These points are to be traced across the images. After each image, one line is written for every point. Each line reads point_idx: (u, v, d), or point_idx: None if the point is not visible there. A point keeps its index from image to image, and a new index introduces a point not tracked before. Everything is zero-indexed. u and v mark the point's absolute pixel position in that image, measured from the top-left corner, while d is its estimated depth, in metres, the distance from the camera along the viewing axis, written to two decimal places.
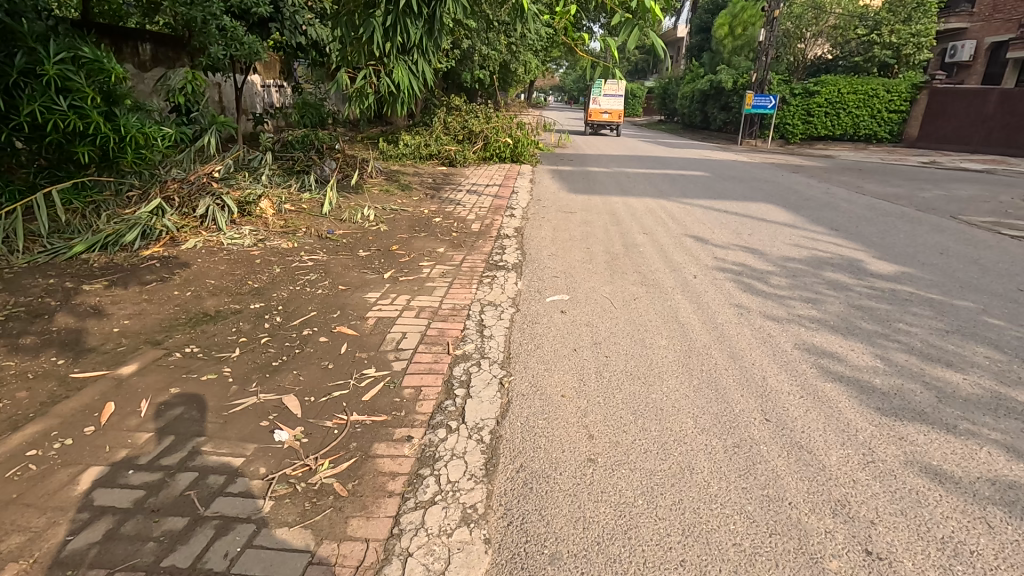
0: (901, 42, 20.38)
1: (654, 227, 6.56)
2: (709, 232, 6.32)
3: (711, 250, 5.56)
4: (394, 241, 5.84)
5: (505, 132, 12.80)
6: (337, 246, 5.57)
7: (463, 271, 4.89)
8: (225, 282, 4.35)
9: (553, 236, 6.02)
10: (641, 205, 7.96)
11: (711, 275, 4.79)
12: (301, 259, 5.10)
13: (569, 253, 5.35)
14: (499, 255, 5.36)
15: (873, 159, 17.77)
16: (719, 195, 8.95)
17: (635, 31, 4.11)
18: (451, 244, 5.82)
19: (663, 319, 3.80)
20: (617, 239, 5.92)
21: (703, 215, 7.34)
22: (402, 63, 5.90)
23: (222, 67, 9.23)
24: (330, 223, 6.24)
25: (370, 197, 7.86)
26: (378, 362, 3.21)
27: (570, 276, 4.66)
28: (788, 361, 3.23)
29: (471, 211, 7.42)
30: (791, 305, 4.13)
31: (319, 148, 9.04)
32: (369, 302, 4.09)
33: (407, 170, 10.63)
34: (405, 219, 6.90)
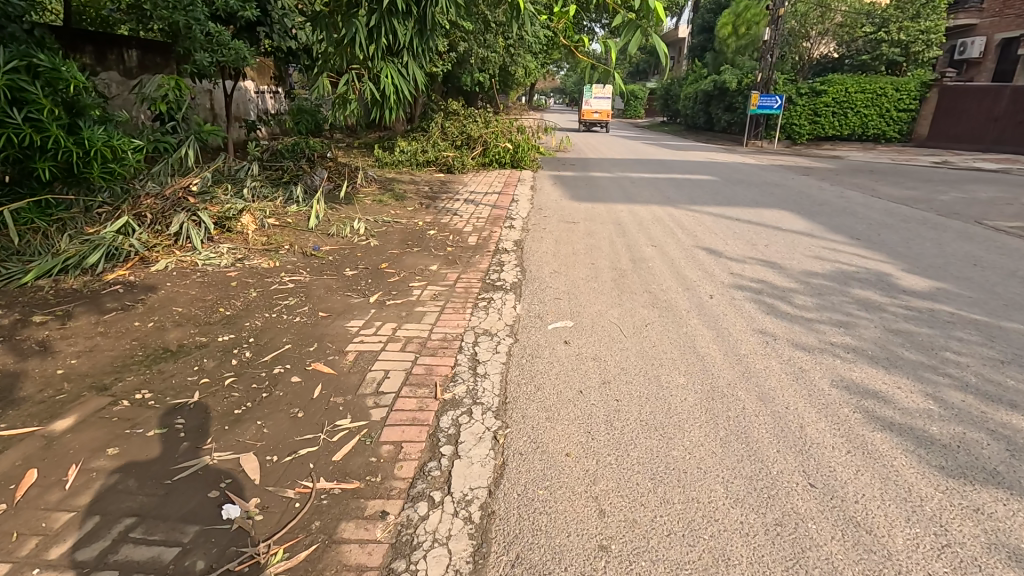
0: (909, 39, 19.91)
1: (663, 238, 6.14)
2: (722, 243, 5.91)
3: (726, 265, 5.15)
4: (384, 259, 5.43)
5: (504, 136, 12.41)
6: (322, 265, 5.16)
7: (457, 292, 4.47)
8: (194, 310, 3.95)
9: (555, 250, 5.61)
10: (648, 213, 7.54)
11: (729, 294, 4.37)
12: (281, 280, 4.69)
13: (572, 270, 4.94)
14: (496, 273, 4.95)
15: (884, 160, 17.29)
16: (729, 201, 8.52)
17: (638, 34, 3.70)
18: (445, 260, 5.41)
19: (680, 350, 3.38)
20: (624, 252, 5.51)
21: (715, 224, 6.91)
22: (390, 66, 5.52)
23: (210, 74, 8.87)
24: (316, 239, 5.84)
25: (362, 208, 7.46)
26: (355, 411, 2.79)
27: (573, 298, 4.24)
28: (828, 405, 2.80)
29: (468, 222, 7.01)
30: (822, 331, 3.70)
31: (310, 157, 8.67)
32: (351, 333, 3.68)
33: (403, 178, 10.25)
34: (398, 232, 6.50)
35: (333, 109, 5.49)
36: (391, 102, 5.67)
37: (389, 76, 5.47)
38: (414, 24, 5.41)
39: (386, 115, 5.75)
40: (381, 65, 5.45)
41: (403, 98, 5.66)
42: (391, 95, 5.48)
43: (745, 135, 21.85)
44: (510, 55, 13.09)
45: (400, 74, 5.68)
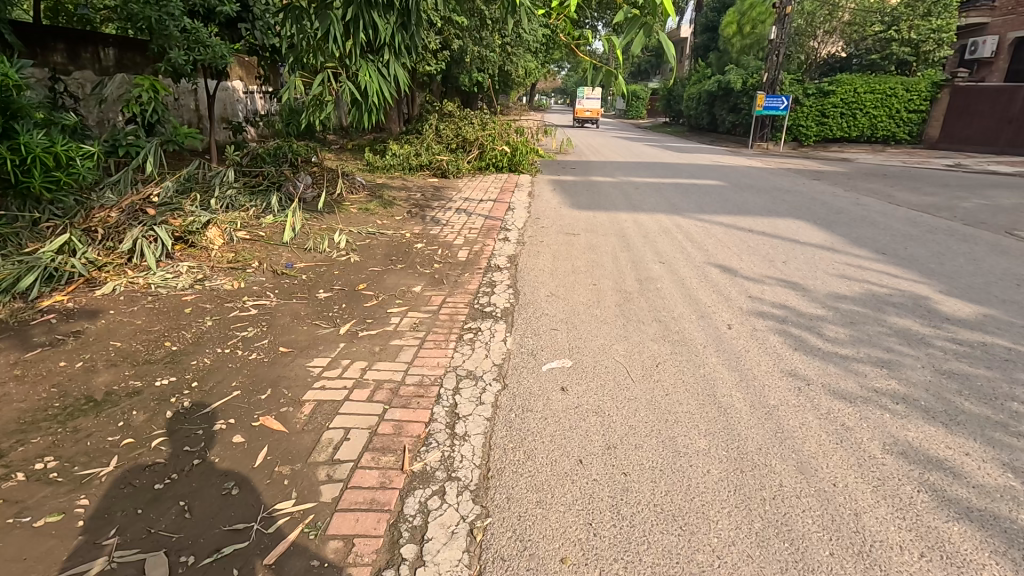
0: (920, 38, 19.36)
1: (671, 253, 5.62)
2: (736, 260, 5.38)
3: (742, 287, 4.62)
4: (363, 278, 4.89)
5: (502, 138, 11.88)
6: (293, 286, 4.63)
7: (441, 320, 3.94)
8: (134, 345, 3.42)
9: (554, 267, 5.09)
10: (654, 222, 7.01)
11: (749, 325, 3.84)
12: (243, 305, 4.16)
13: (571, 292, 4.41)
14: (487, 296, 4.43)
15: (894, 162, 16.75)
16: (740, 209, 7.99)
17: (642, 31, 3.19)
18: (430, 279, 4.87)
19: (697, 401, 2.85)
20: (629, 271, 4.98)
21: (726, 236, 6.40)
22: (369, 64, 5.00)
23: (189, 73, 8.36)
24: (290, 254, 5.31)
25: (346, 218, 6.94)
26: (303, 488, 2.26)
27: (571, 329, 3.71)
28: (884, 480, 2.27)
29: (459, 233, 6.49)
30: (861, 373, 3.18)
31: (293, 162, 8.16)
32: (312, 375, 3.14)
33: (394, 184, 9.73)
34: (382, 245, 5.98)
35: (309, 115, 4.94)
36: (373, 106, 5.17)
37: (369, 77, 4.97)
38: (395, 17, 4.88)
39: (365, 120, 5.24)
40: (362, 64, 4.95)
41: (385, 102, 5.17)
42: (372, 97, 4.98)
43: (751, 137, 21.29)
44: (509, 55, 12.57)
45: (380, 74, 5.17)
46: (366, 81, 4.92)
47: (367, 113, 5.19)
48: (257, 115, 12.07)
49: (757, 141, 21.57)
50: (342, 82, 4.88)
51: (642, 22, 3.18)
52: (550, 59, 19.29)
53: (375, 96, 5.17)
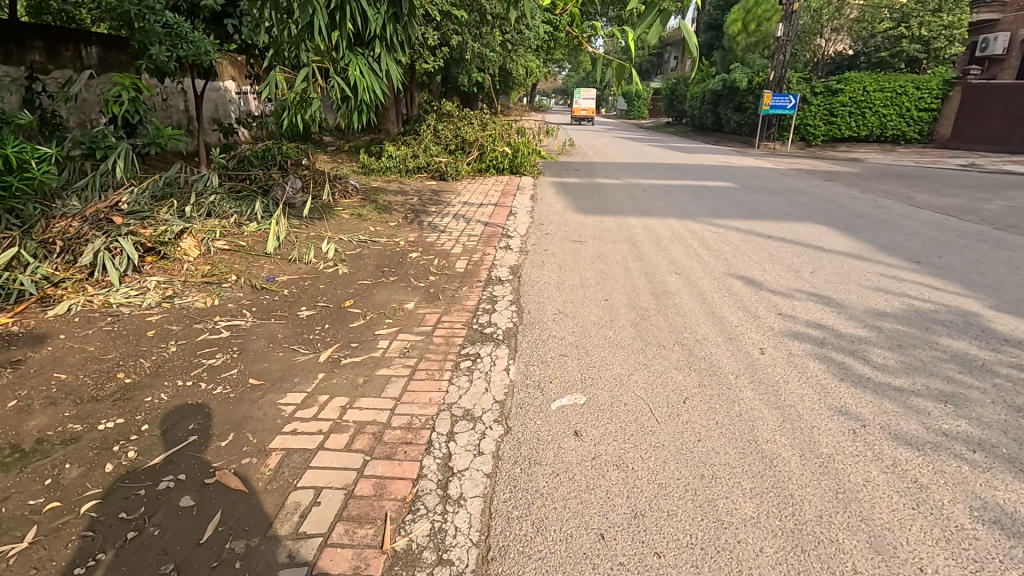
0: (931, 34, 18.88)
1: (687, 262, 5.18)
2: (759, 270, 4.93)
3: (769, 303, 4.18)
4: (351, 293, 4.45)
5: (502, 139, 11.45)
6: (272, 303, 4.18)
7: (435, 345, 3.48)
8: (81, 379, 2.97)
9: (560, 279, 4.65)
10: (665, 228, 6.56)
11: (784, 349, 3.40)
12: (214, 326, 3.71)
13: (581, 310, 3.96)
14: (487, 314, 3.98)
15: (907, 163, 16.25)
16: (756, 213, 7.54)
17: (660, 19, 2.49)
18: (424, 294, 4.42)
19: (736, 450, 2.40)
20: (643, 284, 4.54)
21: (744, 242, 5.95)
22: (359, 59, 4.52)
23: (173, 72, 7.93)
24: (272, 266, 4.86)
25: (336, 224, 6.50)
26: (257, 574, 1.81)
27: (583, 357, 3.25)
28: (981, 563, 1.82)
29: (457, 241, 6.05)
30: (923, 411, 2.72)
31: (282, 165, 7.72)
32: (284, 416, 2.69)
33: (390, 187, 9.28)
34: (373, 254, 5.54)
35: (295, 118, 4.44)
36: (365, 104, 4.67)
37: (358, 73, 4.45)
38: (386, 6, 4.41)
39: (357, 121, 4.74)
40: (351, 59, 4.43)
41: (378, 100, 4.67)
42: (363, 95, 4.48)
43: (757, 136, 20.82)
44: (510, 54, 12.08)
45: (371, 70, 4.69)
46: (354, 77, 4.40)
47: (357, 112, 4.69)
48: (250, 116, 11.66)
49: (764, 141, 21.12)
50: (329, 78, 4.36)
51: (660, 8, 2.47)
52: (551, 58, 18.85)
53: (366, 94, 4.66)
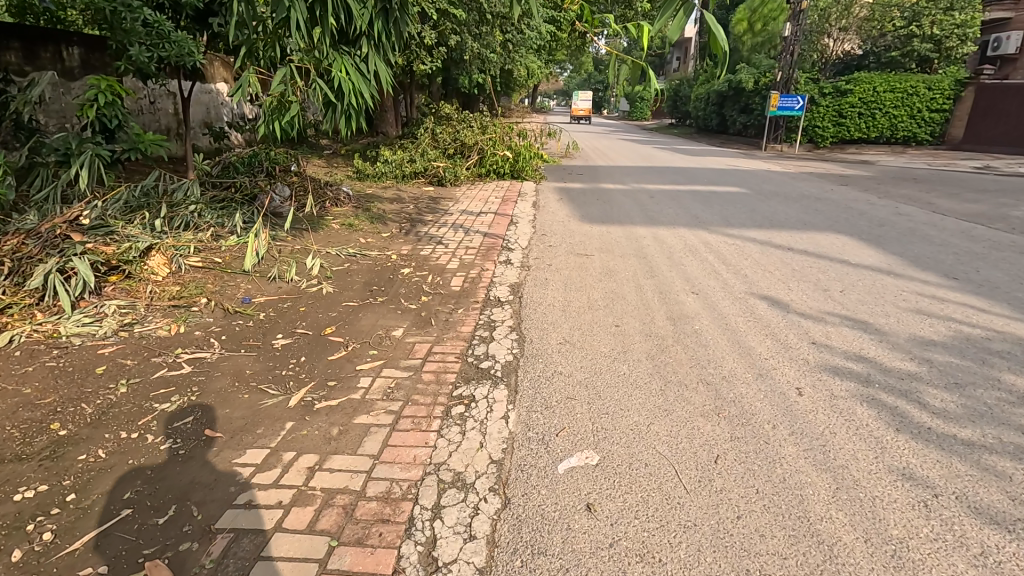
0: (943, 33, 18.37)
1: (704, 279, 4.74)
2: (783, 290, 4.49)
3: (800, 329, 3.74)
4: (335, 317, 4.01)
5: (503, 143, 11.04)
6: (245, 330, 3.75)
7: (423, 384, 3.04)
8: (9, 432, 2.54)
9: (566, 302, 4.21)
10: (678, 239, 6.12)
11: (824, 390, 2.95)
12: (175, 359, 3.27)
13: (590, 340, 3.51)
14: (484, 342, 3.54)
15: (920, 165, 15.77)
16: (772, 222, 7.10)
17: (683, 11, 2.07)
18: (415, 319, 3.98)
19: (786, 533, 1.96)
20: (658, 306, 4.10)
21: (763, 256, 5.51)
22: (345, 59, 4.06)
23: (155, 73, 7.52)
24: (249, 286, 4.44)
25: (324, 236, 6.08)
26: None
27: (594, 402, 2.80)
28: None
29: (454, 255, 5.62)
30: (1002, 474, 2.27)
31: (269, 171, 7.29)
32: (239, 482, 2.26)
33: (385, 194, 8.86)
34: (363, 270, 5.12)
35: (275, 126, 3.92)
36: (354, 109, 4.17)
37: (345, 74, 3.97)
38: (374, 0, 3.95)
39: (344, 127, 4.25)
40: (337, 58, 3.94)
41: (367, 104, 4.19)
42: (351, 99, 3.99)
43: (764, 138, 20.37)
44: (511, 55, 11.61)
45: (359, 72, 4.23)
46: (339, 78, 3.90)
47: (345, 118, 4.20)
48: (243, 119, 11.27)
49: (771, 143, 20.67)
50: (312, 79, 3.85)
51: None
52: (553, 58, 18.42)
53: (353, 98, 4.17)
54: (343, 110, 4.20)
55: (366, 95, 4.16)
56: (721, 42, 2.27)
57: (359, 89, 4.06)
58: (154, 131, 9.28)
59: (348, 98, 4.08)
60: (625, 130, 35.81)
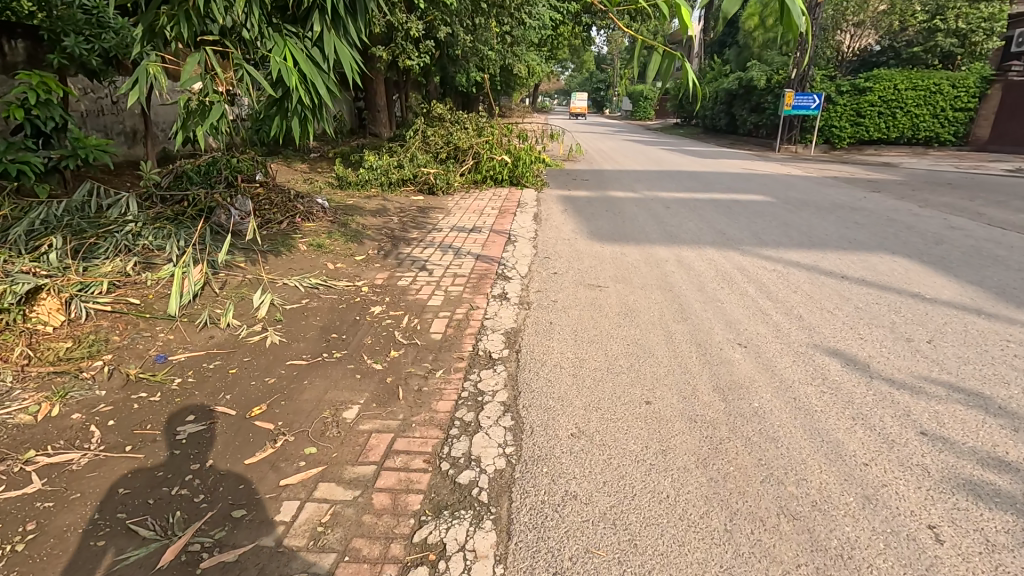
0: (969, 27, 17.33)
1: (751, 326, 3.74)
2: (856, 341, 3.50)
3: (897, 407, 2.75)
4: (272, 385, 3.04)
5: (501, 147, 10.06)
6: (145, 409, 2.77)
7: (370, 518, 2.06)
8: None
9: (575, 360, 3.23)
10: (707, 264, 5.12)
11: (972, 531, 1.95)
12: (22, 468, 2.30)
13: (612, 432, 2.53)
14: (465, 432, 2.57)
15: (947, 168, 14.70)
16: (812, 239, 6.09)
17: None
18: (377, 388, 3.00)
19: None
20: (697, 368, 3.13)
21: (815, 288, 4.51)
22: (292, 44, 3.00)
23: (101, 68, 6.56)
24: (168, 337, 3.45)
25: (286, 262, 5.12)
26: None
27: (627, 561, 1.82)
28: None
29: (438, 286, 4.65)
30: None
31: (230, 181, 6.32)
32: None
33: (368, 205, 7.91)
34: (324, 307, 4.16)
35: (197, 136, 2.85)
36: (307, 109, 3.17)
37: (291, 64, 2.94)
38: None
39: (295, 133, 3.24)
40: (280, 42, 2.92)
41: (325, 102, 3.19)
42: (300, 98, 2.96)
43: (777, 139, 19.38)
44: (510, 49, 10.56)
45: (313, 62, 3.17)
46: (282, 68, 2.87)
47: (296, 122, 3.18)
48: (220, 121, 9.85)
49: (784, 144, 19.66)
50: (244, 69, 2.81)
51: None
52: (555, 55, 17.40)
53: (304, 96, 3.13)
54: (293, 111, 3.19)
55: (321, 93, 3.13)
56: (798, 17, 1.86)
57: (313, 83, 3.05)
58: (113, 134, 8.28)
59: (296, 95, 3.07)
60: (628, 130, 34.84)
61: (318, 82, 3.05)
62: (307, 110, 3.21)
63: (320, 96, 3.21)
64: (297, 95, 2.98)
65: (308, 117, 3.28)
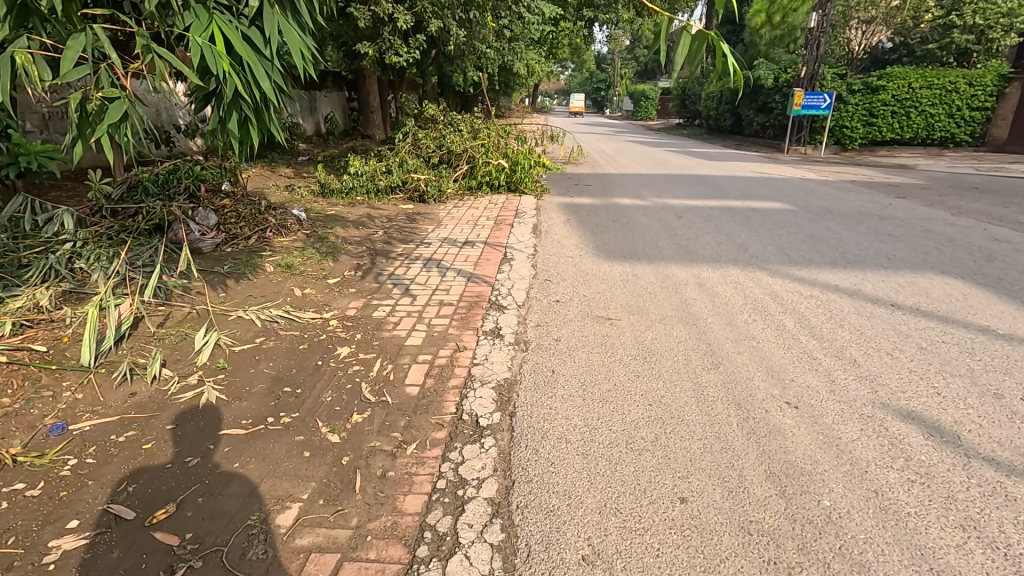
0: (986, 23, 16.62)
1: (799, 377, 3.04)
2: (933, 400, 2.80)
3: (1016, 508, 2.06)
4: (192, 469, 2.34)
5: (498, 150, 9.36)
6: (11, 511, 2.08)
7: None
8: None
9: (584, 431, 2.53)
10: (733, 289, 4.42)
11: None
12: None
13: (639, 556, 1.84)
14: (434, 558, 1.87)
15: (967, 170, 14.00)
16: (847, 256, 5.39)
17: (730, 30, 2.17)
18: (329, 477, 2.30)
19: None
20: (741, 444, 2.44)
21: (866, 321, 3.81)
22: (222, 18, 2.21)
23: None
24: (73, 398, 2.77)
25: (247, 288, 4.43)
26: None
27: None
28: None
29: (419, 319, 3.94)
30: None
31: (192, 191, 5.63)
32: None
33: (352, 214, 7.23)
34: (281, 349, 3.45)
35: (102, 148, 2.05)
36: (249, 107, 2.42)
37: (221, 45, 2.16)
38: None
39: (235, 139, 2.47)
40: (202, 15, 2.15)
41: (272, 98, 2.43)
42: (235, 90, 2.18)
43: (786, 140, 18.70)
44: (508, 46, 9.92)
45: (254, 43, 2.39)
46: (206, 50, 2.09)
47: (234, 123, 2.42)
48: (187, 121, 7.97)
49: (793, 145, 18.97)
50: (153, 50, 2.04)
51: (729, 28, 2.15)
52: (555, 53, 16.67)
53: (243, 88, 2.35)
54: (230, 110, 2.42)
55: (266, 85, 2.36)
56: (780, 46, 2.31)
57: (253, 72, 2.27)
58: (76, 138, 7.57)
59: (231, 87, 2.28)
60: (629, 130, 34.18)
61: (260, 71, 2.29)
62: (248, 107, 2.45)
63: (264, 91, 2.46)
64: (231, 87, 2.22)
65: (250, 117, 2.50)
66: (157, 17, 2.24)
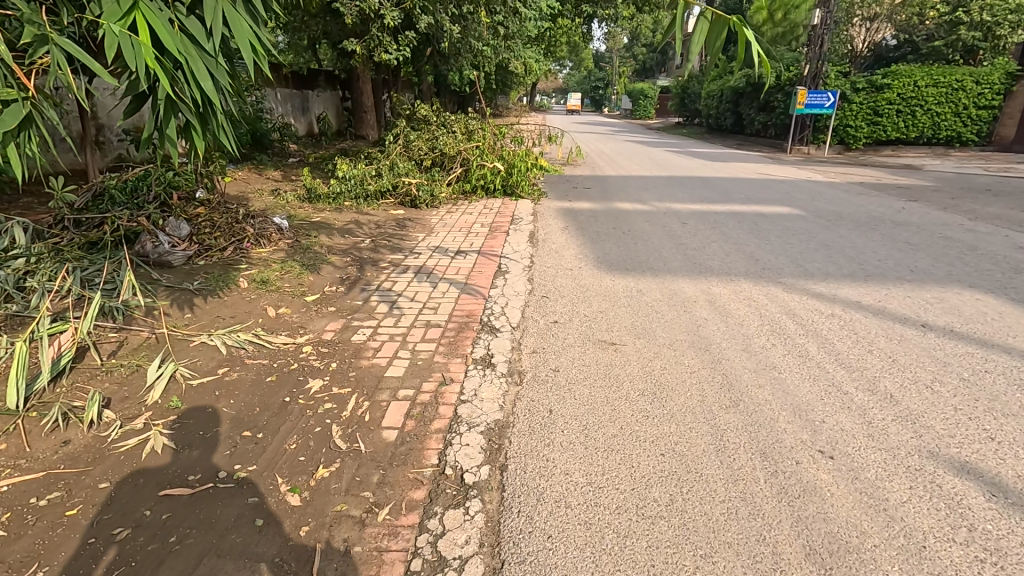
0: (994, 20, 16.25)
1: (832, 419, 2.66)
2: (987, 446, 2.44)
3: None
4: (119, 546, 1.95)
5: (493, 151, 8.97)
6: None
7: None
8: None
9: (588, 492, 2.16)
10: (747, 308, 4.04)
11: None
12: None
13: None
14: None
15: (975, 170, 13.66)
16: (866, 268, 5.03)
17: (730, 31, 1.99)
18: (283, 556, 1.91)
19: None
20: (772, 509, 2.07)
21: (897, 346, 3.44)
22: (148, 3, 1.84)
23: None
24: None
25: (217, 307, 4.05)
26: None
27: None
28: None
29: (401, 344, 3.55)
30: None
31: (163, 199, 5.25)
32: None
33: (339, 221, 6.84)
34: (245, 383, 3.06)
35: None
36: (189, 111, 2.07)
37: (147, 38, 1.79)
38: None
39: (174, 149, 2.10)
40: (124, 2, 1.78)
41: (216, 100, 2.06)
42: (166, 92, 1.81)
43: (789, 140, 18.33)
44: (504, 43, 9.53)
45: (192, 35, 2.01)
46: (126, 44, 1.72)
47: (173, 132, 2.05)
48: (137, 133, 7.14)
49: (796, 145, 18.60)
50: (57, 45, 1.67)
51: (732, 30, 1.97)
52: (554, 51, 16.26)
53: (180, 89, 1.98)
54: (168, 115, 2.05)
55: (207, 85, 1.99)
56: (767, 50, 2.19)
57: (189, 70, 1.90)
58: None
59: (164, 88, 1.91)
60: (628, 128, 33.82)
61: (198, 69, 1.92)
62: (190, 112, 2.08)
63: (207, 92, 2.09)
64: (162, 89, 1.88)
65: (193, 123, 2.13)
66: (68, 4, 1.88)
